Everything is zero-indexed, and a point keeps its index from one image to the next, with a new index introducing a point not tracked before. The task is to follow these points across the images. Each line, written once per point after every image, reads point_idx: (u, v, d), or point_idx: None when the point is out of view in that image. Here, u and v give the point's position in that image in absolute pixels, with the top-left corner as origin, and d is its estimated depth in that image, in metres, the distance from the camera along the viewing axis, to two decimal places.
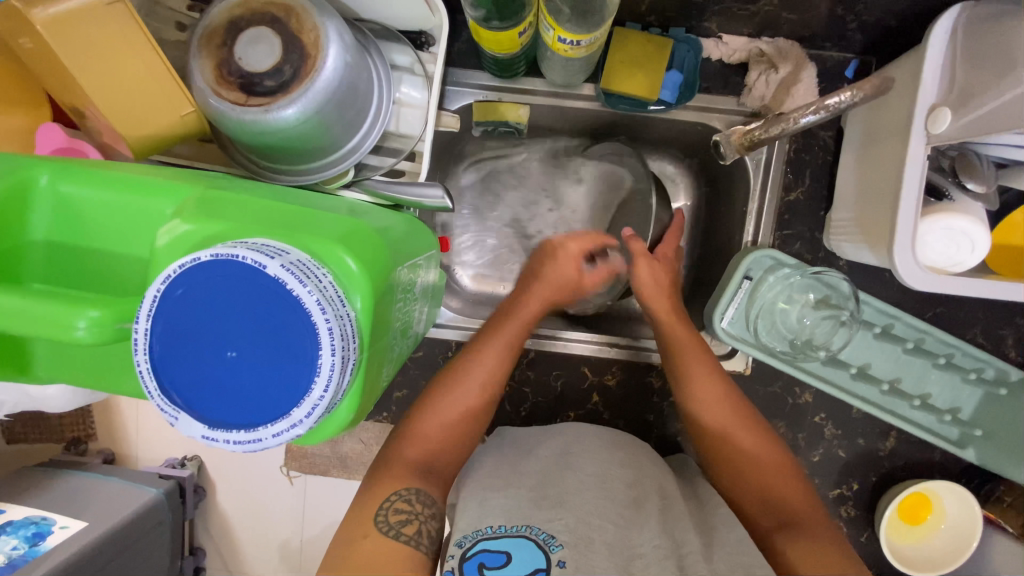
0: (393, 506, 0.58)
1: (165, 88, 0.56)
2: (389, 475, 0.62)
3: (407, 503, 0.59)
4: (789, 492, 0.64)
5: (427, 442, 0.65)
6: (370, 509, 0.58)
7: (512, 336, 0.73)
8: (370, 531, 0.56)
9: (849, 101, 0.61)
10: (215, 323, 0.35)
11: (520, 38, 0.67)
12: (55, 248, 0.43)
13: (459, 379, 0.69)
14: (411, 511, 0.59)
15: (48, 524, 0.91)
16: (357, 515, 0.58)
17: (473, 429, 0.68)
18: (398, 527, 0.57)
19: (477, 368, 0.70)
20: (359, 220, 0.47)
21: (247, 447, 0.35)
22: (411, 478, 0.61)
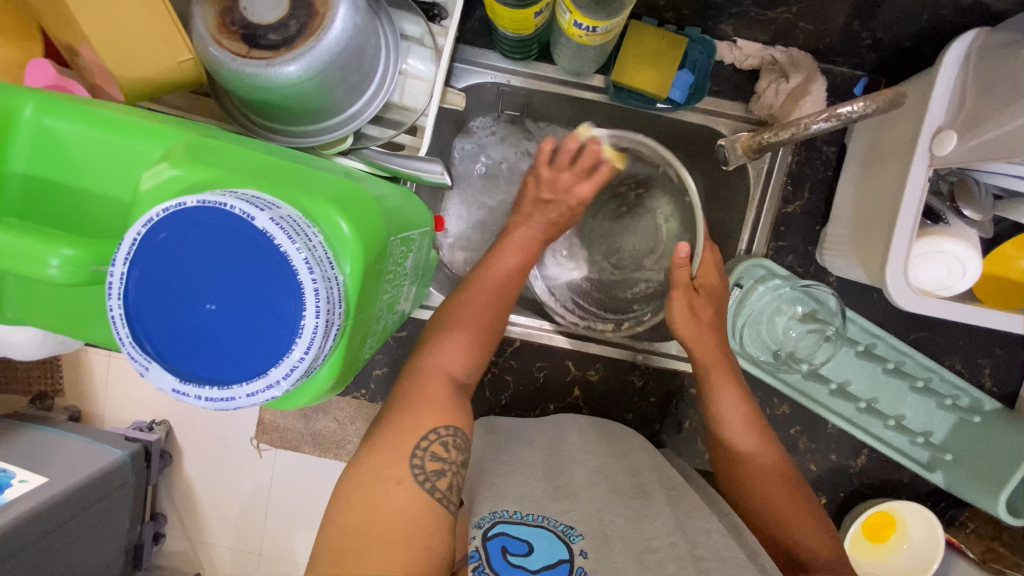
0: (430, 449, 0.54)
1: (163, 29, 0.54)
2: (422, 400, 0.58)
3: (444, 448, 0.55)
4: (815, 530, 0.62)
5: (456, 358, 0.64)
6: (402, 451, 0.53)
7: (496, 293, 0.69)
8: (405, 477, 0.52)
9: (859, 114, 0.57)
10: (225, 238, 0.33)
11: (536, 19, 0.65)
12: (35, 183, 0.41)
13: (461, 321, 0.66)
14: (447, 459, 0.55)
15: (7, 476, 0.89)
16: (386, 457, 0.53)
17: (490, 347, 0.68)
18: (433, 479, 0.53)
19: (478, 310, 0.67)
20: (356, 185, 0.45)
21: (219, 406, 0.34)
22: (449, 412, 0.58)
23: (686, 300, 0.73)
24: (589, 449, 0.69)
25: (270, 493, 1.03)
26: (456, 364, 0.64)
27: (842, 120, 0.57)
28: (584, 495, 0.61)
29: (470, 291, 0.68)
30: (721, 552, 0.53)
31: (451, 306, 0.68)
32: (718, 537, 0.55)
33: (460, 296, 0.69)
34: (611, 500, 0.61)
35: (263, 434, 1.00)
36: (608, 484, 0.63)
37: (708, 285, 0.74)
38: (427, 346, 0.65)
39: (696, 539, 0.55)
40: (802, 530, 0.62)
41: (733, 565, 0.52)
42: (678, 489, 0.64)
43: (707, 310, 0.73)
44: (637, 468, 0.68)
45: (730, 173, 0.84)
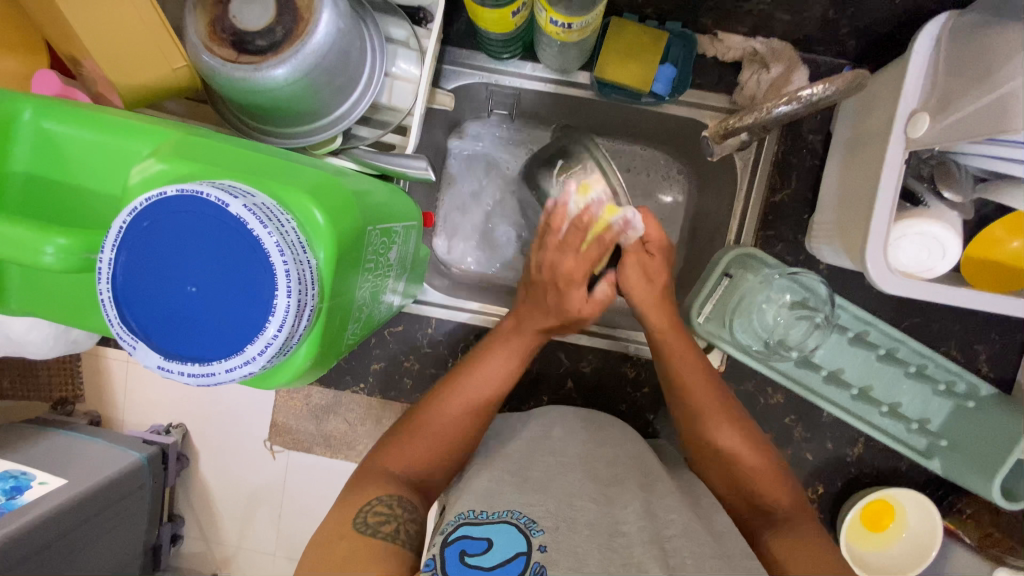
0: (372, 510, 0.56)
1: (158, 38, 0.57)
2: (370, 482, 0.60)
3: (387, 505, 0.57)
4: (774, 487, 0.64)
5: (405, 459, 0.63)
6: (349, 513, 0.57)
7: (477, 399, 0.68)
8: (349, 532, 0.54)
9: (821, 96, 0.58)
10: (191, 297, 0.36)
11: (514, 18, 0.68)
12: (35, 182, 0.44)
13: (427, 422, 0.66)
14: (391, 514, 0.56)
15: (28, 479, 0.92)
16: (336, 520, 0.56)
17: (458, 453, 0.66)
18: (376, 526, 0.55)
19: (448, 414, 0.67)
20: (336, 178, 0.48)
21: (200, 380, 0.37)
22: (394, 484, 0.60)
23: (639, 265, 0.76)
24: (571, 439, 0.70)
25: (284, 493, 1.06)
26: (410, 458, 0.63)
27: (805, 102, 0.58)
28: (557, 485, 0.62)
29: (441, 400, 0.68)
30: (688, 530, 0.56)
31: (418, 410, 0.68)
32: (686, 517, 0.58)
33: (432, 394, 0.69)
34: (584, 486, 0.62)
35: (278, 436, 1.03)
36: (590, 473, 0.65)
37: (657, 244, 0.76)
38: (382, 446, 0.65)
39: (666, 518, 0.57)
40: (763, 489, 0.64)
41: (698, 541, 0.55)
42: (648, 474, 0.66)
43: (660, 276, 0.76)
44: (622, 457, 0.69)
45: (717, 164, 0.85)
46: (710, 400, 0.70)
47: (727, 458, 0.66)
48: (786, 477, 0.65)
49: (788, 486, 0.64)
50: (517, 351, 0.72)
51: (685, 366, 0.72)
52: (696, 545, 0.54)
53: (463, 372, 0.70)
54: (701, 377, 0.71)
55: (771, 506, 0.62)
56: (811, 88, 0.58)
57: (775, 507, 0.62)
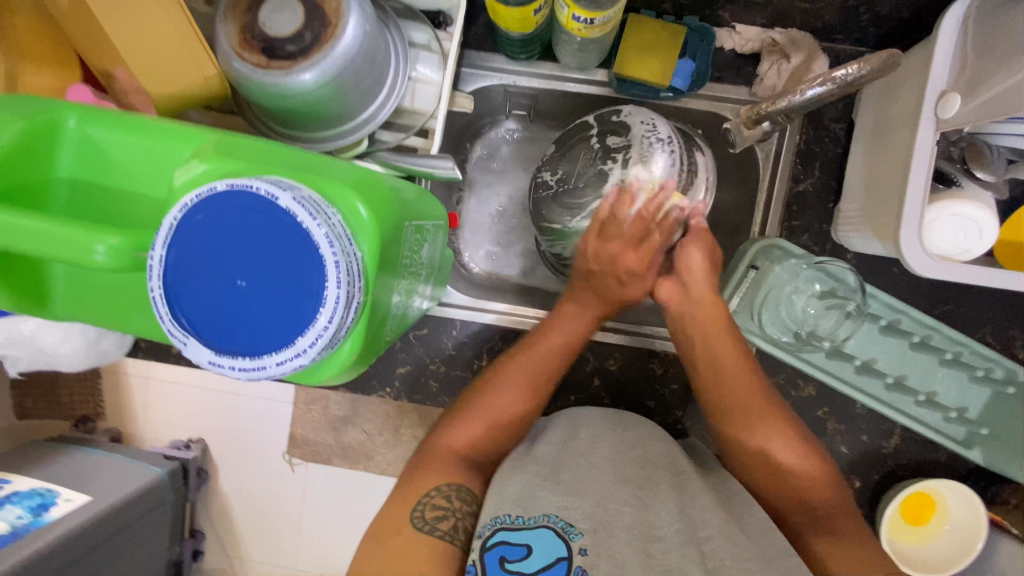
0: (430, 503, 0.58)
1: (189, 45, 0.57)
2: (429, 469, 0.61)
3: (445, 500, 0.58)
4: (820, 485, 0.63)
5: (470, 433, 0.65)
6: (405, 509, 0.57)
7: (536, 373, 0.69)
8: (405, 529, 0.55)
9: (856, 76, 0.58)
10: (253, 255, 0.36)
11: (536, 17, 0.68)
12: (80, 187, 0.44)
13: (486, 402, 0.67)
14: (448, 508, 0.58)
15: (53, 496, 0.93)
16: (389, 520, 0.56)
17: (514, 427, 0.68)
18: (433, 523, 0.56)
19: (506, 399, 0.68)
20: (372, 174, 0.48)
21: (251, 375, 0.37)
22: (454, 474, 0.61)
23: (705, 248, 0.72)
24: (600, 440, 0.69)
25: (302, 505, 1.06)
26: (467, 440, 0.65)
27: (837, 83, 0.58)
28: (589, 487, 0.61)
29: (502, 372, 0.70)
30: (726, 532, 0.56)
31: (478, 388, 0.69)
32: (721, 519, 0.58)
33: (488, 377, 0.70)
34: (617, 488, 0.61)
35: (296, 448, 1.03)
36: (621, 474, 0.64)
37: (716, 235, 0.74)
38: (448, 420, 0.68)
39: (700, 519, 0.58)
40: (807, 489, 0.63)
41: (738, 545, 0.55)
42: (679, 473, 0.66)
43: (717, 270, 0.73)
44: (652, 456, 0.69)
45: (738, 156, 0.85)
46: (747, 390, 0.68)
47: (766, 454, 0.65)
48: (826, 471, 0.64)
49: (829, 477, 0.64)
50: (563, 336, 0.71)
51: (726, 357, 0.69)
52: (735, 548, 0.54)
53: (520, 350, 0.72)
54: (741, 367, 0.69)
55: (816, 507, 0.62)
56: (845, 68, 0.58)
57: (818, 506, 0.62)
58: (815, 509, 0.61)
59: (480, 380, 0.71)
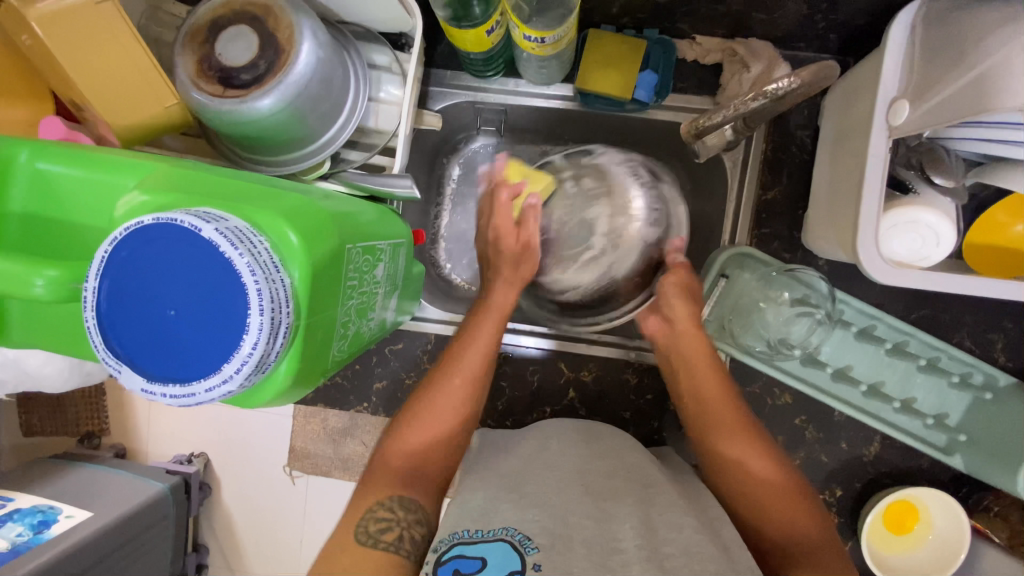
0: (373, 516, 0.57)
1: (149, 79, 0.59)
2: (368, 489, 0.60)
3: (389, 512, 0.57)
4: (799, 516, 0.60)
5: (414, 444, 0.64)
6: (352, 523, 0.57)
7: (469, 371, 0.69)
8: (350, 545, 0.54)
9: (787, 89, 0.63)
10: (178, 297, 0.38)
11: (490, 36, 0.69)
12: (32, 220, 0.46)
13: (428, 404, 0.66)
14: (393, 517, 0.57)
15: (55, 513, 0.95)
16: (339, 533, 0.56)
17: (455, 439, 0.66)
18: (378, 536, 0.55)
19: (444, 397, 0.67)
20: (315, 199, 0.49)
21: (182, 401, 0.38)
22: (395, 488, 0.60)
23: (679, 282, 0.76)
24: (566, 454, 0.69)
25: (304, 517, 1.07)
26: (408, 454, 0.63)
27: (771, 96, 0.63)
28: (551, 501, 0.61)
29: (437, 378, 0.69)
30: (689, 548, 0.54)
31: (417, 396, 0.68)
32: (688, 533, 0.57)
33: (432, 375, 0.70)
34: (580, 501, 0.61)
35: (295, 461, 1.04)
36: (584, 486, 0.64)
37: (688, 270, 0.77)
38: (392, 430, 0.66)
39: (664, 537, 0.56)
40: (784, 518, 0.60)
41: (701, 558, 0.53)
42: (648, 484, 0.66)
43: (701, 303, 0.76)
44: (619, 467, 0.68)
45: (707, 165, 0.85)
46: (729, 416, 0.68)
47: (743, 479, 0.63)
48: (809, 504, 0.61)
49: (813, 512, 0.61)
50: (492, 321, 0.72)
51: (706, 384, 0.71)
52: (696, 563, 0.52)
53: (456, 351, 0.71)
54: (723, 394, 0.70)
55: (794, 529, 0.59)
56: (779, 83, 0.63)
57: (796, 527, 0.59)
58: (793, 539, 0.58)
59: (425, 377, 0.70)
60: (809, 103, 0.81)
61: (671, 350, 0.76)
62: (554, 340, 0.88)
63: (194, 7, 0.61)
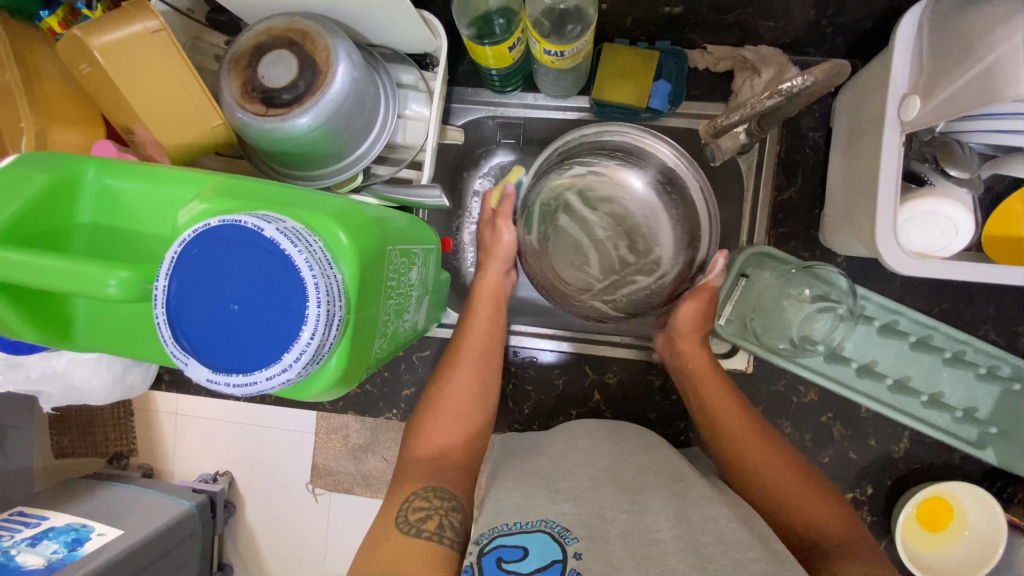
0: (413, 504, 0.60)
1: (198, 101, 0.64)
2: (404, 482, 0.64)
3: (426, 500, 0.61)
4: (822, 509, 0.62)
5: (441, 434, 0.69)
6: (391, 515, 0.60)
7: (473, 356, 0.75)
8: (393, 533, 0.57)
9: (800, 86, 0.67)
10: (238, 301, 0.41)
11: (511, 53, 0.72)
12: (97, 230, 0.50)
13: (442, 399, 0.72)
14: (431, 506, 0.60)
15: (87, 531, 0.98)
16: (382, 521, 0.59)
17: (474, 419, 0.72)
18: (420, 524, 0.58)
19: (454, 391, 0.72)
20: (357, 205, 0.52)
21: (244, 390, 0.41)
22: (425, 479, 0.64)
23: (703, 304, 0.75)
24: (597, 451, 0.70)
25: (328, 531, 1.08)
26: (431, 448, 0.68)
27: (784, 94, 0.68)
28: (584, 496, 0.62)
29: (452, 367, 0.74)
30: (725, 537, 0.56)
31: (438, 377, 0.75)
32: (724, 523, 0.58)
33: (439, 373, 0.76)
34: (613, 497, 0.63)
35: (318, 478, 1.06)
36: (617, 483, 0.65)
37: None
38: (411, 435, 0.70)
39: (702, 527, 0.58)
40: (807, 514, 0.62)
41: (739, 547, 0.54)
42: (681, 480, 0.66)
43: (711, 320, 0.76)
44: (649, 462, 0.69)
45: (722, 169, 0.87)
46: (738, 425, 0.70)
47: (771, 481, 0.65)
48: (833, 502, 0.64)
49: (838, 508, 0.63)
50: (487, 300, 0.79)
51: (716, 397, 0.72)
52: (736, 552, 0.54)
53: (454, 353, 0.76)
54: (735, 405, 0.71)
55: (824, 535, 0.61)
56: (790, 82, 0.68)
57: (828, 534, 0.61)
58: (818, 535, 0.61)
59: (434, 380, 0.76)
60: (820, 105, 0.83)
61: (676, 366, 0.78)
62: (573, 342, 0.90)
63: (238, 34, 0.66)
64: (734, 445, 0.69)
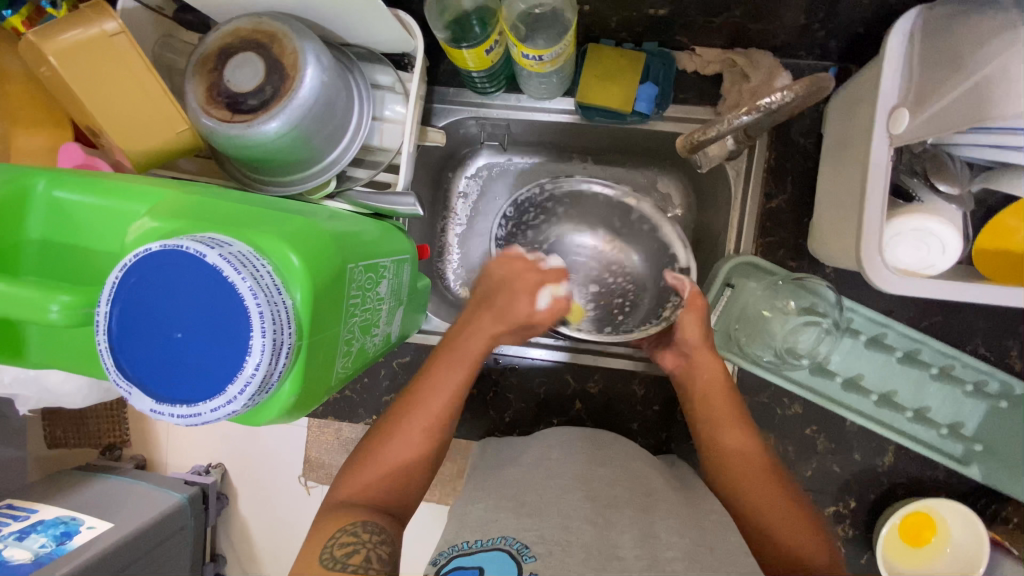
0: (338, 539, 0.55)
1: (162, 106, 0.62)
2: (332, 515, 0.58)
3: (354, 534, 0.55)
4: (807, 536, 0.60)
5: (381, 472, 0.61)
6: (315, 550, 0.54)
7: (432, 402, 0.65)
8: (314, 571, 0.52)
9: (779, 103, 0.65)
10: (180, 324, 0.38)
11: (489, 56, 0.69)
12: (50, 246, 0.48)
13: (391, 430, 0.64)
14: (358, 541, 0.54)
15: (76, 524, 0.98)
16: (305, 554, 0.54)
17: (424, 466, 0.63)
18: (344, 560, 0.53)
19: (406, 427, 0.64)
20: (317, 221, 0.50)
21: (189, 421, 0.39)
22: (358, 512, 0.57)
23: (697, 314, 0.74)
24: (568, 462, 0.69)
25: None
26: (368, 484, 0.61)
27: (762, 111, 0.66)
28: (547, 508, 0.61)
29: (405, 402, 0.66)
30: (688, 553, 0.55)
31: (392, 411, 0.66)
32: (687, 539, 0.57)
33: (393, 408, 0.66)
34: (586, 512, 0.61)
35: (311, 471, 1.05)
36: (586, 491, 0.64)
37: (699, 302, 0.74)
38: (347, 468, 0.63)
39: (664, 541, 0.57)
40: (792, 533, 0.60)
41: (702, 566, 0.53)
42: (649, 493, 0.65)
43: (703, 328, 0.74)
44: (622, 475, 0.68)
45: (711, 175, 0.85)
46: (734, 431, 0.69)
47: (757, 496, 0.63)
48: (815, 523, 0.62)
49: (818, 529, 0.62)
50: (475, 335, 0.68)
51: (717, 406, 0.71)
52: (697, 569, 0.52)
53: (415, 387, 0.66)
54: (735, 415, 0.70)
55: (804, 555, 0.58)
56: (770, 97, 0.66)
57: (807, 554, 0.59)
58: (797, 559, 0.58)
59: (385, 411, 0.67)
60: (811, 110, 0.81)
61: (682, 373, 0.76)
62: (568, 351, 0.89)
63: (204, 36, 0.64)
64: (727, 450, 0.68)
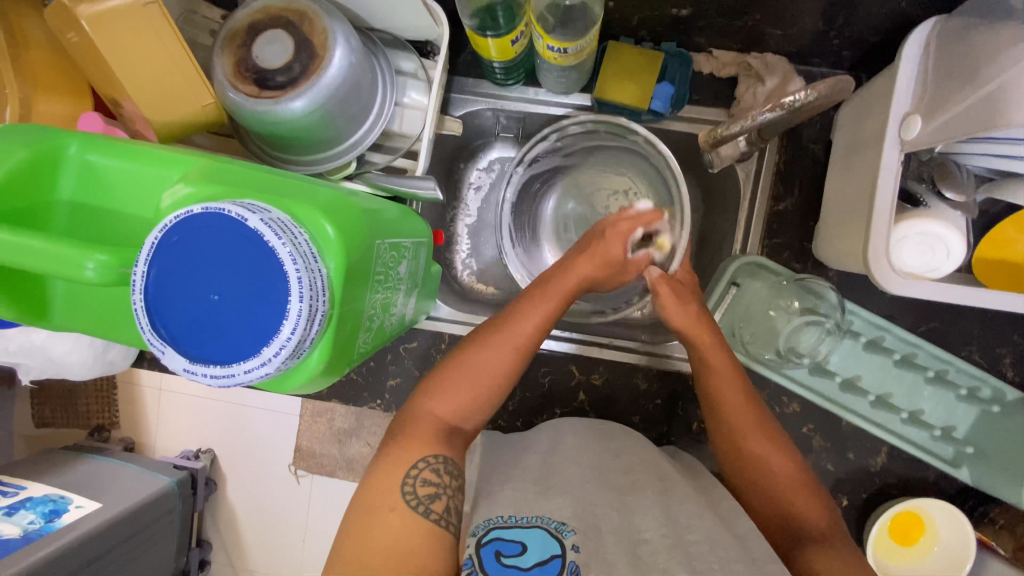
0: (419, 476, 0.58)
1: (188, 78, 0.62)
2: (411, 440, 0.60)
3: (435, 473, 0.58)
4: (809, 504, 0.63)
5: (452, 402, 0.63)
6: (395, 479, 0.57)
7: (520, 340, 0.66)
8: (397, 505, 0.55)
9: (803, 101, 0.66)
10: (225, 283, 0.40)
11: (514, 46, 0.71)
12: (79, 208, 0.48)
13: (475, 360, 0.64)
14: (439, 484, 0.58)
15: (65, 502, 0.97)
16: (380, 486, 0.57)
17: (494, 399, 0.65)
18: (427, 503, 0.56)
19: (493, 355, 0.65)
20: (347, 197, 0.51)
21: (221, 382, 0.40)
22: (436, 444, 0.60)
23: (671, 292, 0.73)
24: (574, 450, 0.69)
25: (308, 515, 1.08)
26: (449, 407, 0.64)
27: (786, 108, 0.67)
28: (577, 490, 0.63)
29: (489, 339, 0.65)
30: (711, 536, 0.57)
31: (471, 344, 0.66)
32: (708, 522, 0.59)
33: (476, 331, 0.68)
34: (600, 497, 0.63)
35: (301, 460, 1.05)
36: (605, 481, 0.65)
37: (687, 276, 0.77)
38: (428, 385, 0.65)
39: (687, 524, 0.59)
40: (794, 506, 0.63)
41: (723, 546, 0.55)
42: (664, 479, 0.66)
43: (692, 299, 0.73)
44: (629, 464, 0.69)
45: (720, 176, 0.87)
46: (738, 408, 0.68)
47: (760, 473, 0.65)
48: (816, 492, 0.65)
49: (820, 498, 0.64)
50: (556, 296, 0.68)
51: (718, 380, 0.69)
52: (721, 550, 0.55)
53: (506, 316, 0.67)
54: (739, 387, 0.69)
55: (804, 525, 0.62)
56: (793, 95, 0.66)
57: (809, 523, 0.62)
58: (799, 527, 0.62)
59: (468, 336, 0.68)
60: (821, 117, 0.83)
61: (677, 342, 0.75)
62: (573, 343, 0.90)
63: (234, 11, 0.64)
64: (727, 428, 0.68)
